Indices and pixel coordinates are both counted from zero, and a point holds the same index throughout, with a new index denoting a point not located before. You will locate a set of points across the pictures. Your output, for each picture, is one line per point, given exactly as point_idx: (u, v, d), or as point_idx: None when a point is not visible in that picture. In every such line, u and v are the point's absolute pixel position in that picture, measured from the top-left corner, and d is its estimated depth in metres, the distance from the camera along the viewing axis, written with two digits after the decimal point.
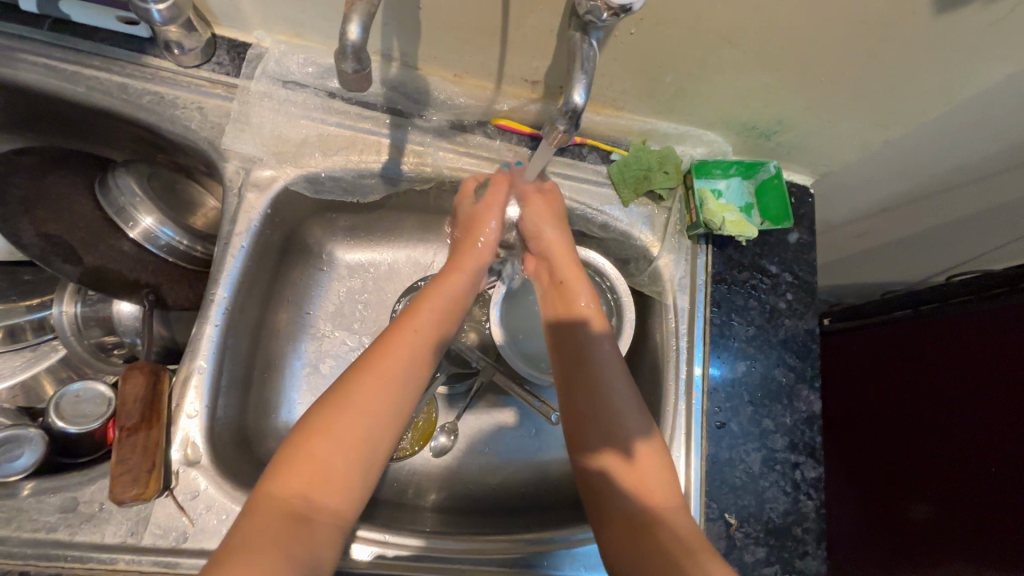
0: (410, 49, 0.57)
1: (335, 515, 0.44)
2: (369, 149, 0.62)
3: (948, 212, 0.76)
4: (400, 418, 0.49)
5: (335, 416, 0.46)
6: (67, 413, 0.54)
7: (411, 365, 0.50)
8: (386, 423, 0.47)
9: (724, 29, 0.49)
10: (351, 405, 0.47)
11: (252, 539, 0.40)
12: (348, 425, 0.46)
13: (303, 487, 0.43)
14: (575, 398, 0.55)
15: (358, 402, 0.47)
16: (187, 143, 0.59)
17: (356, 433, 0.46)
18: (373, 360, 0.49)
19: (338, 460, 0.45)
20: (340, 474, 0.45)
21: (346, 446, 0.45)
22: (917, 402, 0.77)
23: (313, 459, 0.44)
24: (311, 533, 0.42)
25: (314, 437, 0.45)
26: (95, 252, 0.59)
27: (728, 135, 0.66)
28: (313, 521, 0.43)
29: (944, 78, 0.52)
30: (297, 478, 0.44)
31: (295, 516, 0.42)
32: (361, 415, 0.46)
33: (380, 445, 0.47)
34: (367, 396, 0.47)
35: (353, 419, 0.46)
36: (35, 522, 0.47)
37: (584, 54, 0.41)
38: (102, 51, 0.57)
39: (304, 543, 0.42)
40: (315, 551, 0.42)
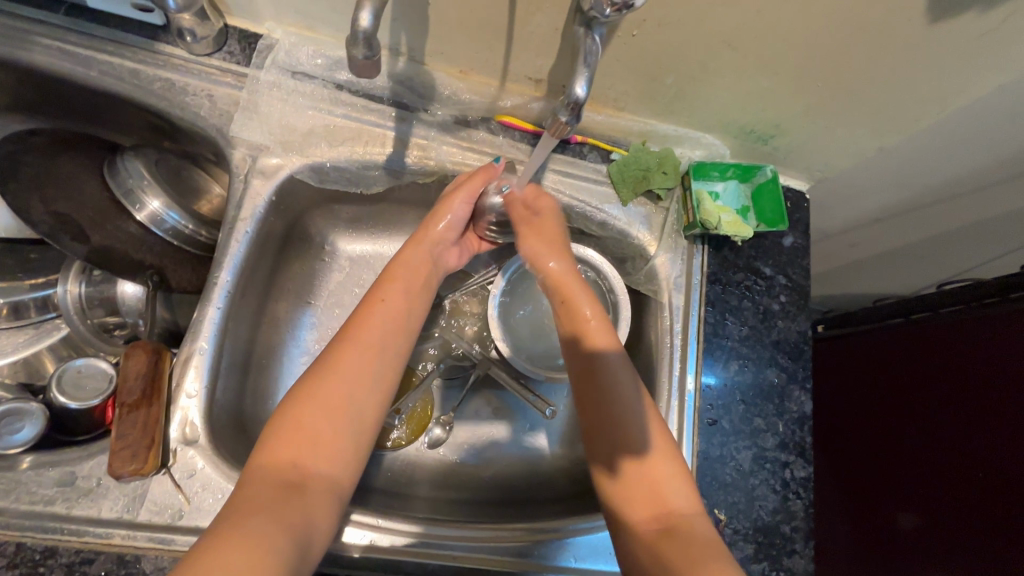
0: (418, 44, 0.58)
1: (331, 481, 0.45)
2: (373, 141, 0.63)
3: (940, 223, 0.78)
4: (380, 381, 0.50)
5: (316, 386, 0.48)
6: (68, 389, 0.55)
7: (381, 334, 0.52)
8: (371, 386, 0.49)
9: (725, 32, 0.50)
10: (333, 373, 0.48)
11: (247, 506, 0.41)
12: (331, 392, 0.47)
13: (291, 454, 0.44)
14: (586, 406, 0.54)
15: (337, 370, 0.49)
16: (195, 129, 0.60)
17: (339, 397, 0.47)
18: (348, 334, 0.51)
19: (322, 424, 0.46)
20: (328, 439, 0.46)
21: (329, 410, 0.47)
22: (908, 408, 0.78)
23: (302, 427, 0.46)
24: (306, 498, 0.43)
25: (297, 407, 0.47)
26: (102, 231, 0.63)
27: (726, 138, 0.67)
28: (307, 486, 0.44)
29: (937, 87, 0.53)
30: (289, 447, 0.45)
31: (288, 483, 0.43)
32: (341, 380, 0.48)
33: (365, 410, 0.48)
34: (346, 364, 0.49)
35: (335, 386, 0.48)
36: (33, 495, 0.48)
37: (587, 49, 0.43)
38: (115, 36, 0.58)
39: (303, 510, 0.42)
40: (313, 518, 0.43)
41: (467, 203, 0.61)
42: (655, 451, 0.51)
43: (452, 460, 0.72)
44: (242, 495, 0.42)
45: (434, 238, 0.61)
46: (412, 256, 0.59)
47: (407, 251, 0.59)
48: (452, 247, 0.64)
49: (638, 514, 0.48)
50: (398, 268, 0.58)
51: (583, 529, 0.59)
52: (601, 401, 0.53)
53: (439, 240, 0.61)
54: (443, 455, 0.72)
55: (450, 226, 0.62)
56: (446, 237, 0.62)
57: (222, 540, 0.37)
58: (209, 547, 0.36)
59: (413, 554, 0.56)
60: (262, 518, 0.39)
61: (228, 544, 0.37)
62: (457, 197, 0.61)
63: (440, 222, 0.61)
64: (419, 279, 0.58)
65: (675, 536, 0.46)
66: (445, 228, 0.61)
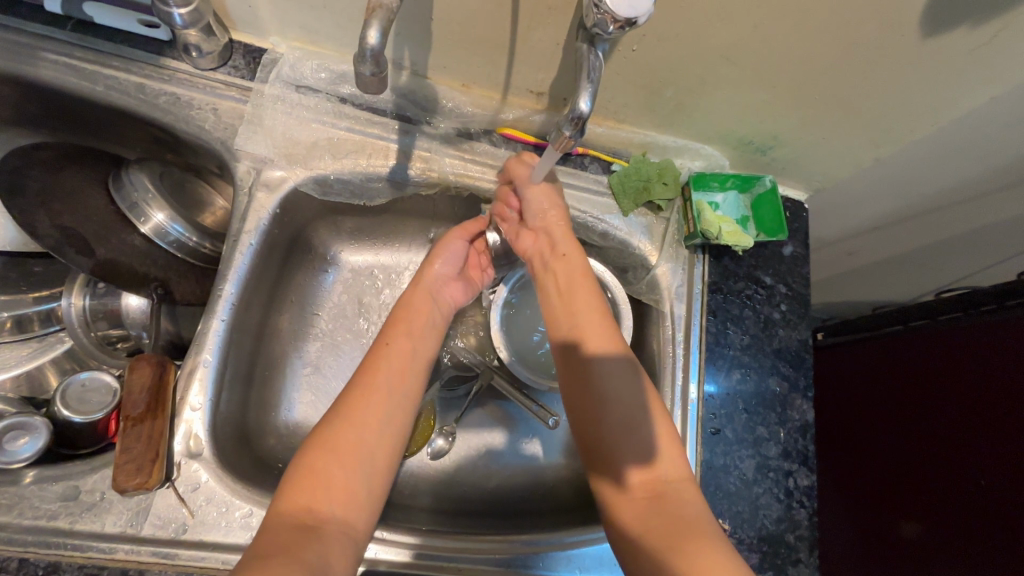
0: (421, 59, 0.59)
1: (345, 523, 0.45)
2: (377, 154, 0.64)
3: (937, 231, 0.78)
4: (388, 425, 0.51)
5: (329, 432, 0.49)
6: (72, 403, 0.54)
7: (389, 376, 0.53)
8: (379, 431, 0.50)
9: (723, 46, 0.51)
10: (344, 421, 0.49)
11: (268, 548, 0.41)
12: (343, 438, 0.48)
13: (306, 500, 0.45)
14: (585, 421, 0.54)
15: (349, 416, 0.50)
16: (200, 142, 0.61)
17: (349, 443, 0.48)
18: (356, 381, 0.53)
19: (336, 470, 0.47)
20: (342, 484, 0.47)
21: (342, 457, 0.47)
22: (908, 420, 0.78)
23: (315, 473, 0.46)
24: (321, 539, 0.43)
25: (311, 455, 0.47)
26: (107, 245, 0.62)
27: (725, 149, 0.68)
28: (323, 531, 0.44)
29: (932, 99, 0.54)
30: (304, 493, 0.45)
31: (305, 527, 0.43)
32: (352, 426, 0.49)
33: (376, 451, 0.49)
34: (356, 411, 0.50)
35: (346, 432, 0.49)
36: (37, 510, 0.48)
37: (590, 64, 0.43)
38: (120, 51, 0.59)
39: (319, 550, 0.42)
40: (330, 558, 0.42)
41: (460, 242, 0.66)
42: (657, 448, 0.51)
43: (456, 471, 0.72)
44: (263, 538, 0.42)
45: (432, 277, 0.64)
46: (414, 296, 0.61)
47: (413, 294, 0.62)
48: (452, 283, 0.66)
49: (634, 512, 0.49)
50: (404, 310, 0.60)
51: (589, 539, 0.59)
52: (596, 412, 0.53)
53: (437, 279, 0.64)
54: (447, 466, 0.72)
55: (446, 264, 0.65)
56: (447, 275, 0.65)
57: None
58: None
59: (417, 567, 0.56)
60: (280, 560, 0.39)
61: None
62: (453, 237, 0.66)
63: (434, 263, 0.64)
64: (422, 318, 0.60)
65: (665, 517, 0.47)
66: (442, 265, 0.65)
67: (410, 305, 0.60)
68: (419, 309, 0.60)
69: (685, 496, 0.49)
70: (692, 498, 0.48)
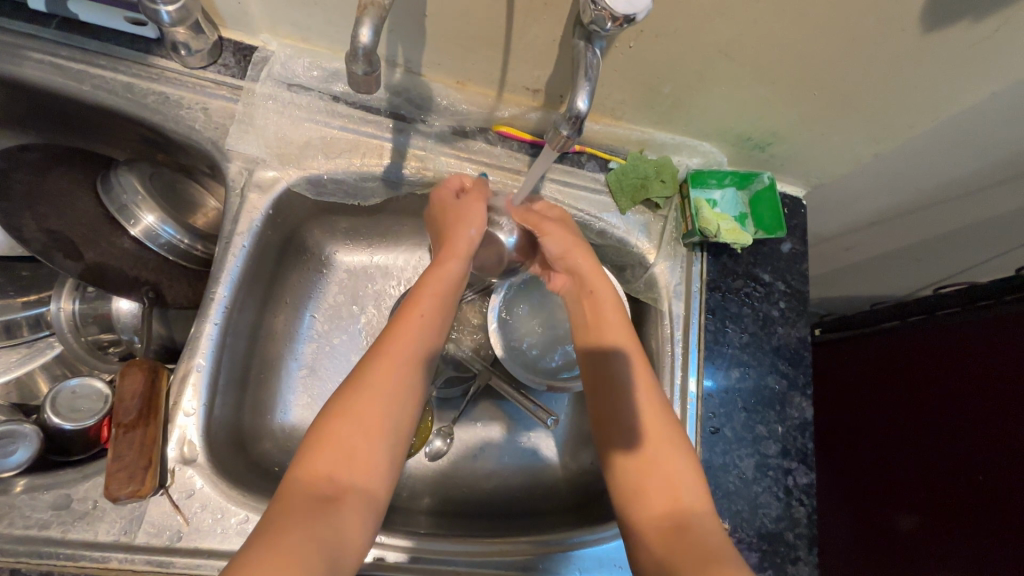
0: (415, 56, 0.58)
1: (368, 492, 0.44)
2: (371, 153, 0.63)
3: (934, 226, 0.78)
4: (411, 398, 0.48)
5: (349, 400, 0.46)
6: (62, 410, 0.53)
7: (413, 344, 0.50)
8: (403, 400, 0.47)
9: (721, 42, 0.50)
10: (365, 389, 0.46)
11: (285, 521, 0.39)
12: (366, 406, 0.46)
13: (328, 468, 0.43)
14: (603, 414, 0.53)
15: (370, 383, 0.47)
16: (190, 143, 0.60)
17: (371, 412, 0.46)
18: (377, 348, 0.49)
19: (357, 439, 0.44)
20: (363, 454, 0.44)
21: (365, 425, 0.45)
22: (906, 415, 0.78)
23: (337, 441, 0.44)
24: (341, 511, 0.42)
25: (331, 422, 0.45)
26: (95, 249, 0.59)
27: (722, 146, 0.68)
28: (343, 500, 0.42)
29: (931, 95, 0.54)
30: (324, 461, 0.43)
31: (325, 498, 0.42)
32: (376, 395, 0.46)
33: (400, 422, 0.47)
34: (380, 378, 0.47)
35: (370, 400, 0.46)
36: (28, 519, 0.47)
37: (587, 62, 0.43)
38: (107, 50, 0.58)
39: (339, 524, 0.41)
40: (347, 532, 0.41)
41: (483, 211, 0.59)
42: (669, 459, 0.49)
43: (454, 472, 0.71)
44: (279, 508, 0.41)
45: (465, 244, 0.57)
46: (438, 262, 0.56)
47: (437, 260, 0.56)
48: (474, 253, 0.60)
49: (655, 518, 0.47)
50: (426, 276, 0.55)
51: (589, 540, 0.58)
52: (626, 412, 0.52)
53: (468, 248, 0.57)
54: (445, 467, 0.72)
55: (477, 230, 0.58)
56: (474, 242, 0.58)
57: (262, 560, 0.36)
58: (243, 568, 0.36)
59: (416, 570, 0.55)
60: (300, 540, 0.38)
61: (267, 560, 0.36)
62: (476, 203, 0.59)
63: (465, 227, 0.57)
64: (447, 287, 0.55)
65: (681, 534, 0.45)
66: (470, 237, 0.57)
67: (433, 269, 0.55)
68: (443, 274, 0.55)
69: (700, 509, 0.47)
70: (705, 513, 0.47)
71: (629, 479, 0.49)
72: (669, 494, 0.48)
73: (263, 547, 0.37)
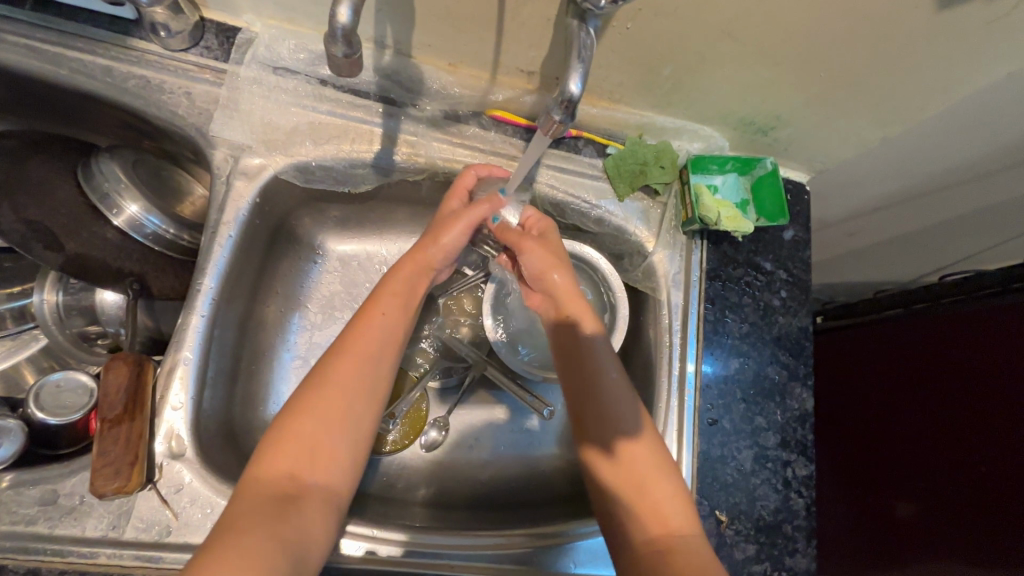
0: (404, 37, 0.56)
1: (326, 489, 0.44)
2: (360, 139, 0.61)
3: (940, 212, 0.76)
4: (375, 397, 0.49)
5: (309, 395, 0.46)
6: (47, 404, 0.53)
7: (378, 346, 0.50)
8: (366, 399, 0.48)
9: (724, 21, 0.48)
10: (328, 384, 0.47)
11: (244, 519, 0.39)
12: (327, 402, 0.46)
13: (287, 465, 0.43)
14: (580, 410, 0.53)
15: (332, 377, 0.47)
16: (173, 129, 0.58)
17: (334, 407, 0.46)
18: (337, 346, 0.50)
19: (318, 435, 0.45)
20: (323, 448, 0.45)
21: (324, 420, 0.45)
22: (909, 404, 0.77)
23: (297, 437, 0.44)
24: (302, 509, 0.42)
25: (290, 420, 0.45)
26: (77, 239, 0.58)
27: (724, 130, 0.65)
28: (304, 498, 0.43)
29: (942, 77, 0.51)
30: (284, 457, 0.43)
31: (284, 495, 0.42)
32: (338, 390, 0.47)
33: (360, 425, 0.47)
34: (342, 373, 0.48)
35: (331, 395, 0.46)
36: (14, 515, 0.47)
37: (580, 42, 0.41)
38: (84, 32, 0.55)
39: (300, 521, 0.41)
40: (310, 529, 0.42)
41: (467, 233, 0.56)
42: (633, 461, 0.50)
43: (448, 462, 0.71)
44: (238, 506, 0.41)
45: (432, 258, 0.56)
46: (411, 275, 0.55)
47: (402, 266, 0.55)
48: (446, 268, 0.59)
49: (640, 529, 0.47)
50: (392, 282, 0.55)
51: (586, 532, 0.58)
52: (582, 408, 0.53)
53: (437, 261, 0.57)
54: (439, 458, 0.71)
55: (448, 253, 0.57)
56: (447, 261, 0.59)
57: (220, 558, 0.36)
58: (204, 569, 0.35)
59: (410, 565, 0.55)
60: (258, 536, 0.38)
61: (225, 555, 0.36)
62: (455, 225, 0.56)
63: (437, 244, 0.56)
64: (418, 294, 0.55)
65: (670, 556, 0.45)
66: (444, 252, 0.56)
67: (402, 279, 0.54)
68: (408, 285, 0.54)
69: (671, 498, 0.48)
70: (685, 518, 0.47)
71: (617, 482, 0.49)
72: (644, 493, 0.48)
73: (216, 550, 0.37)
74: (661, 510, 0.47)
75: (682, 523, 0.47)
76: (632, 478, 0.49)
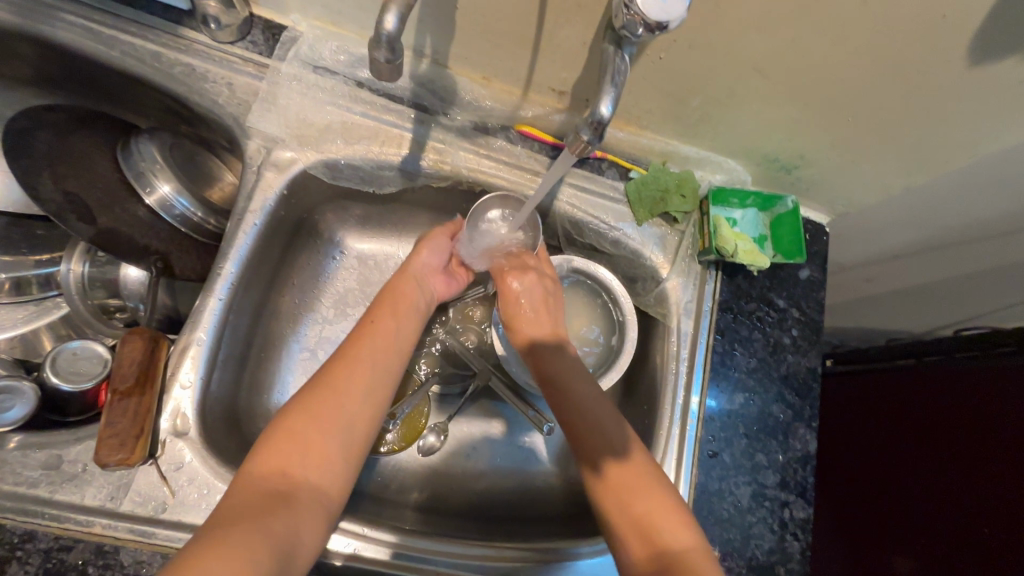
0: (443, 48, 0.57)
1: (318, 490, 0.45)
2: (390, 142, 0.62)
3: (960, 267, 0.75)
4: (369, 399, 0.50)
5: (307, 395, 0.48)
6: (61, 370, 0.54)
7: (374, 352, 0.52)
8: (361, 401, 0.49)
9: (756, 59, 0.49)
10: (327, 387, 0.48)
11: (234, 515, 0.40)
12: (325, 404, 0.47)
13: (280, 462, 0.44)
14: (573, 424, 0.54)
15: (331, 381, 0.49)
16: (212, 117, 0.60)
17: (329, 409, 0.47)
18: (339, 352, 0.52)
19: (314, 434, 0.46)
20: (317, 447, 0.45)
21: (320, 421, 0.46)
22: (913, 457, 0.76)
23: (293, 435, 0.45)
24: (293, 507, 0.42)
25: (287, 418, 0.46)
26: (110, 214, 0.63)
27: (748, 165, 0.66)
28: (294, 496, 0.43)
29: (971, 131, 0.52)
30: (278, 455, 0.44)
31: (276, 493, 0.42)
32: (335, 393, 0.48)
33: (353, 425, 0.48)
34: (339, 377, 0.49)
35: (328, 397, 0.48)
36: (18, 476, 0.48)
37: (615, 67, 0.42)
38: (139, 18, 0.58)
39: (290, 520, 0.41)
40: (299, 528, 0.42)
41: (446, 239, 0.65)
42: (628, 485, 0.50)
43: (443, 469, 0.71)
44: (230, 503, 0.41)
45: (420, 267, 0.63)
46: (399, 284, 0.60)
47: (398, 280, 0.61)
48: (437, 277, 0.65)
49: (638, 552, 0.47)
50: (387, 296, 0.59)
51: (575, 554, 0.57)
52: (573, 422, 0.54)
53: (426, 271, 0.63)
54: (435, 463, 0.71)
55: (433, 256, 0.64)
56: (430, 272, 0.64)
57: (205, 550, 0.36)
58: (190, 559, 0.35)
59: (397, 567, 0.54)
60: (246, 532, 0.38)
61: (213, 549, 0.36)
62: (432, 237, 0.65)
63: (423, 254, 0.63)
64: (408, 303, 0.59)
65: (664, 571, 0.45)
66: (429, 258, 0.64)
67: (392, 291, 0.59)
68: (397, 296, 0.59)
69: (667, 521, 0.48)
70: (679, 532, 0.47)
71: (614, 505, 0.50)
72: (644, 517, 0.48)
73: (204, 545, 0.36)
74: (657, 534, 0.47)
75: (676, 538, 0.46)
76: (629, 505, 0.49)
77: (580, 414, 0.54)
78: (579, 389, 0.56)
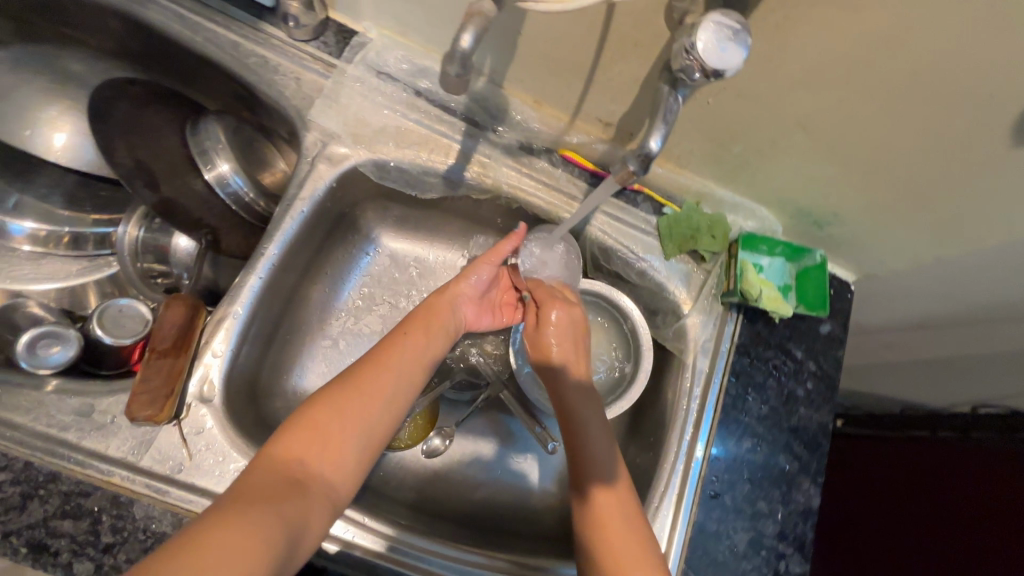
0: (501, 68, 0.60)
1: (330, 484, 0.46)
2: (438, 150, 0.65)
3: (984, 344, 0.75)
4: (389, 406, 0.51)
5: (333, 393, 0.49)
6: (106, 324, 0.58)
7: (401, 363, 0.53)
8: (382, 407, 0.50)
9: (799, 114, 0.51)
10: (354, 387, 0.50)
11: (252, 495, 0.40)
12: (351, 405, 0.49)
13: (300, 452, 0.45)
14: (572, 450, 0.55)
15: (357, 383, 0.50)
16: (277, 106, 0.64)
17: (352, 410, 0.49)
18: (368, 357, 0.53)
19: (335, 431, 0.47)
20: (336, 443, 0.47)
21: (342, 419, 0.48)
22: (920, 529, 0.75)
23: (316, 429, 0.47)
24: (306, 496, 0.43)
25: (313, 410, 0.48)
26: (172, 184, 0.64)
27: (781, 215, 0.67)
28: (308, 486, 0.44)
29: (1007, 209, 0.52)
30: (299, 444, 0.46)
31: (293, 480, 0.43)
32: (360, 396, 0.50)
33: (371, 429, 0.49)
34: (365, 381, 0.51)
35: (352, 399, 0.49)
36: (51, 418, 0.50)
37: (668, 107, 0.44)
38: (225, 9, 0.62)
39: (303, 508, 0.42)
40: (309, 519, 0.43)
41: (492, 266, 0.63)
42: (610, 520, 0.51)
43: (444, 473, 0.72)
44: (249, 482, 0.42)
45: (460, 290, 0.62)
46: (434, 302, 0.60)
47: (434, 298, 0.60)
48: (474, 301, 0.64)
49: None
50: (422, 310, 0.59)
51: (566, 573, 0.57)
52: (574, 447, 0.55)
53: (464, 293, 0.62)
54: (437, 467, 0.72)
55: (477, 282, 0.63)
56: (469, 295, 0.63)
57: (221, 523, 0.36)
58: (209, 531, 0.35)
59: (390, 561, 0.55)
60: (260, 516, 0.39)
61: (230, 527, 0.36)
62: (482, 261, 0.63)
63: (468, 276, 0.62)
64: (442, 323, 0.59)
65: None
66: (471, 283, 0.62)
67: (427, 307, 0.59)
68: (430, 313, 0.59)
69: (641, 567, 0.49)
70: None
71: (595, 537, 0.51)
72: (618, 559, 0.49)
73: (220, 520, 0.37)
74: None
75: None
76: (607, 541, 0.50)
77: (580, 440, 0.55)
78: (589, 422, 0.56)
